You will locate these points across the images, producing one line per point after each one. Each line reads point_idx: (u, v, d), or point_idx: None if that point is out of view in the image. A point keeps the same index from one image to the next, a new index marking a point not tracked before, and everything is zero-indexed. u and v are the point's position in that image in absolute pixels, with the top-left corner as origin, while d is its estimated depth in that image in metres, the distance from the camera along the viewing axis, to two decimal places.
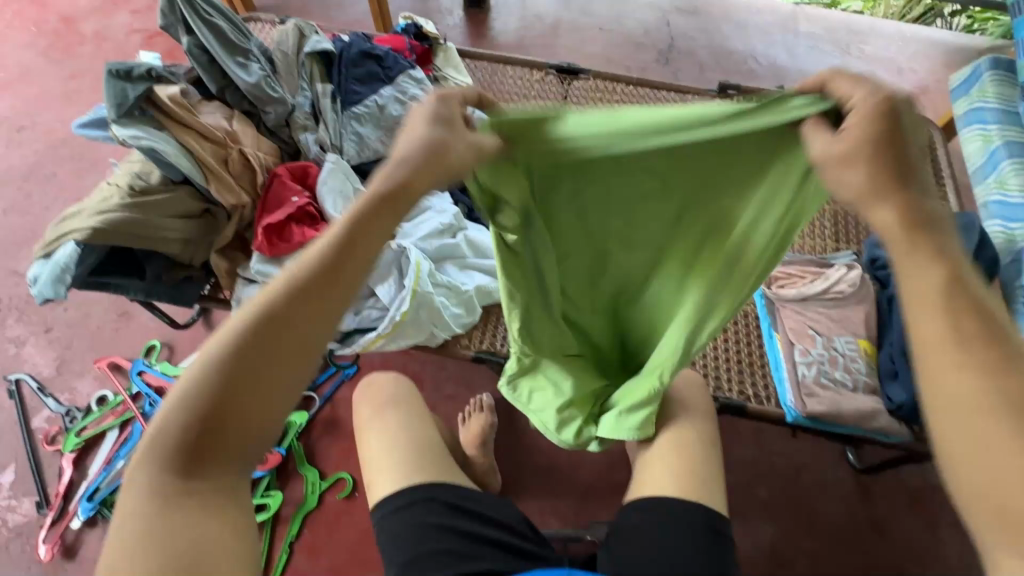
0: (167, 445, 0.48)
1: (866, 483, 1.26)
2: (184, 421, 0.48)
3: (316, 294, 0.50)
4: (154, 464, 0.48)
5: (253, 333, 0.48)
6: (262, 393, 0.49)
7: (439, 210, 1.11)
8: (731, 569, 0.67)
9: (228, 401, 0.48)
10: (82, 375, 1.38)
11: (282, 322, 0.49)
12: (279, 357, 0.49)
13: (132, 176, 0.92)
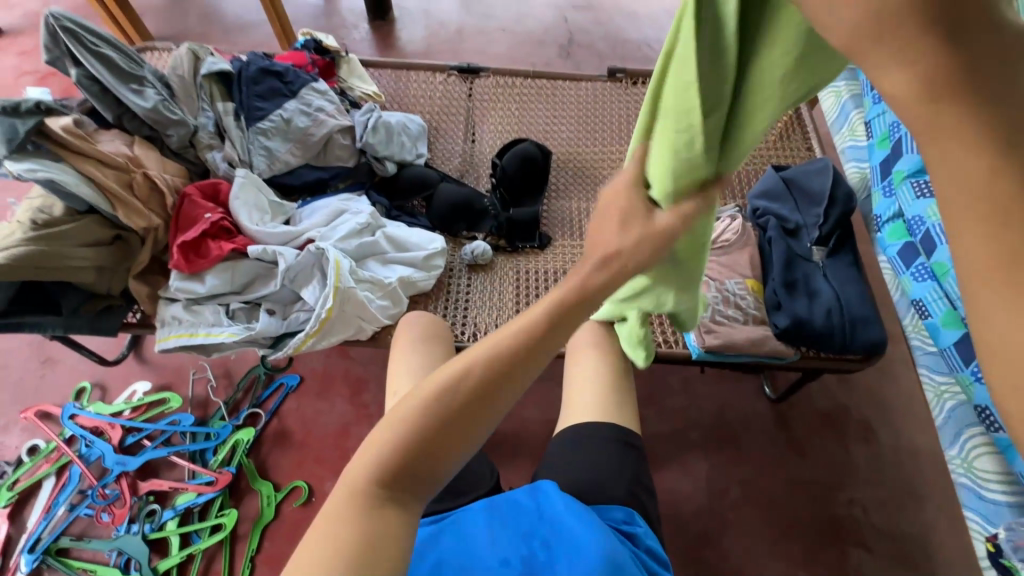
0: (375, 468, 0.51)
1: (782, 411, 1.41)
2: (386, 455, 0.52)
3: (515, 370, 0.53)
4: (363, 480, 0.51)
5: (484, 382, 0.52)
6: (466, 431, 0.53)
7: (355, 212, 1.15)
8: (643, 475, 0.76)
9: (444, 434, 0.52)
10: (8, 428, 1.33)
11: (481, 395, 0.53)
12: (475, 416, 0.53)
13: (33, 211, 0.92)
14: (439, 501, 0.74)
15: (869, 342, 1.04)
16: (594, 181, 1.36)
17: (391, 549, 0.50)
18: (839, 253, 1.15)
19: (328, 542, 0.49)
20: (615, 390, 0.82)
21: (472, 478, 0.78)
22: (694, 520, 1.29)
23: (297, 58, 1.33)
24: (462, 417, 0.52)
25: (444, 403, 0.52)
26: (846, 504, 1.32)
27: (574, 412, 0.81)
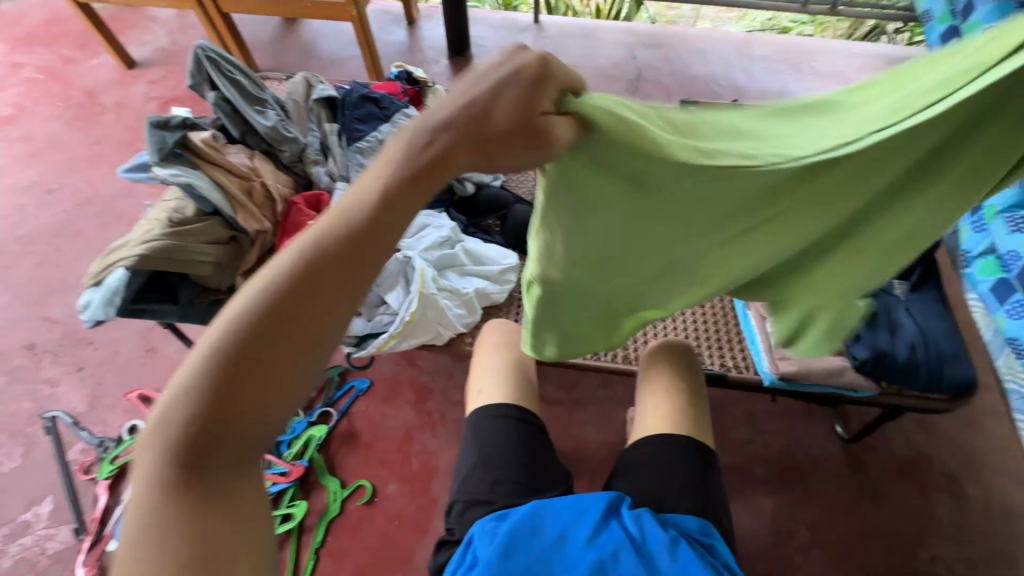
0: (174, 434, 0.40)
1: (855, 454, 1.34)
2: (190, 414, 0.40)
3: (340, 262, 0.43)
4: (162, 453, 0.40)
5: (264, 326, 0.41)
6: (254, 393, 0.41)
7: (437, 226, 1.24)
8: (720, 490, 0.75)
9: (227, 398, 0.40)
10: (114, 408, 1.47)
11: (290, 309, 0.41)
12: (289, 338, 0.41)
13: (170, 211, 1.06)
14: (517, 492, 0.73)
15: (960, 381, 0.99)
16: None
17: (223, 536, 0.40)
18: (923, 289, 1.12)
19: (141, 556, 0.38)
20: (690, 404, 0.83)
21: (551, 478, 0.76)
22: (757, 560, 1.24)
23: (391, 88, 1.46)
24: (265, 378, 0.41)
25: (215, 360, 0.40)
26: (927, 560, 1.22)
27: (652, 420, 0.83)
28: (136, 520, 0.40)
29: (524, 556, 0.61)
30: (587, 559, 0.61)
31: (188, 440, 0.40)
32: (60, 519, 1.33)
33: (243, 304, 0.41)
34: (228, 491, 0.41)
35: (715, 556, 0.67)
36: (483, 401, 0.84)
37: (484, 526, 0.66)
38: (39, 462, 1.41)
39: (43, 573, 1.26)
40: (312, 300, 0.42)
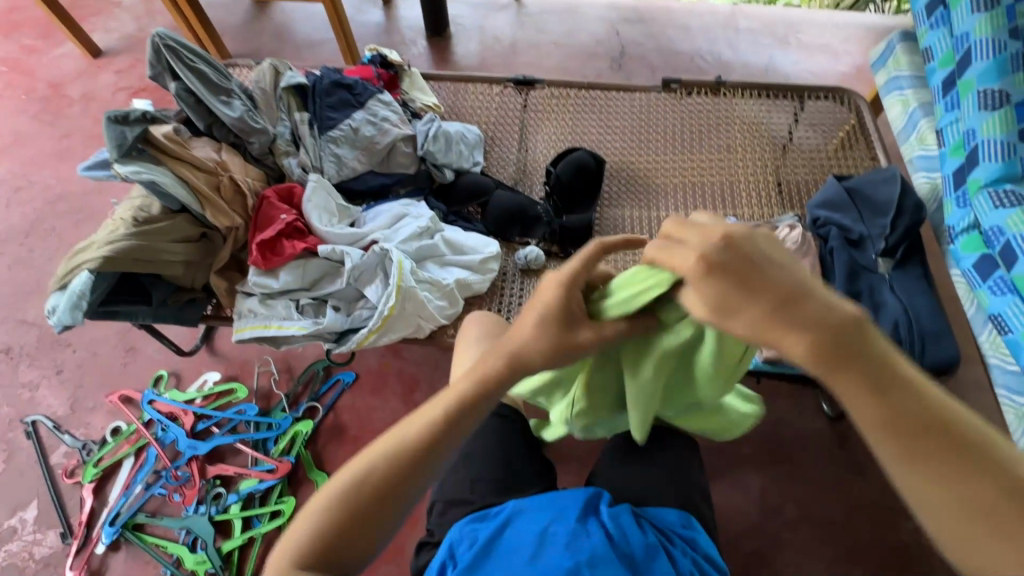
0: (299, 554, 0.55)
1: (841, 430, 1.35)
2: (312, 538, 0.56)
3: (407, 459, 0.59)
4: (286, 567, 0.55)
5: (388, 479, 0.58)
6: (352, 538, 0.57)
7: (415, 216, 1.21)
8: (701, 480, 0.74)
9: (351, 523, 0.57)
10: (95, 410, 1.45)
11: (384, 485, 0.58)
12: (388, 500, 0.58)
13: (135, 210, 1.02)
14: (495, 491, 0.72)
15: (941, 358, 0.99)
16: (647, 190, 1.38)
17: None
18: (907, 266, 1.11)
19: None
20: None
21: (535, 471, 0.76)
22: (746, 538, 1.25)
23: (364, 73, 1.41)
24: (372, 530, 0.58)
25: (339, 501, 0.57)
26: (912, 531, 1.24)
27: None
28: None
29: (498, 559, 0.62)
30: (564, 561, 0.59)
31: (310, 564, 0.55)
32: (46, 524, 1.32)
33: (367, 461, 0.59)
34: None
35: (694, 548, 0.66)
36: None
37: (462, 529, 0.67)
38: (21, 467, 1.39)
39: None
40: (411, 484, 0.59)
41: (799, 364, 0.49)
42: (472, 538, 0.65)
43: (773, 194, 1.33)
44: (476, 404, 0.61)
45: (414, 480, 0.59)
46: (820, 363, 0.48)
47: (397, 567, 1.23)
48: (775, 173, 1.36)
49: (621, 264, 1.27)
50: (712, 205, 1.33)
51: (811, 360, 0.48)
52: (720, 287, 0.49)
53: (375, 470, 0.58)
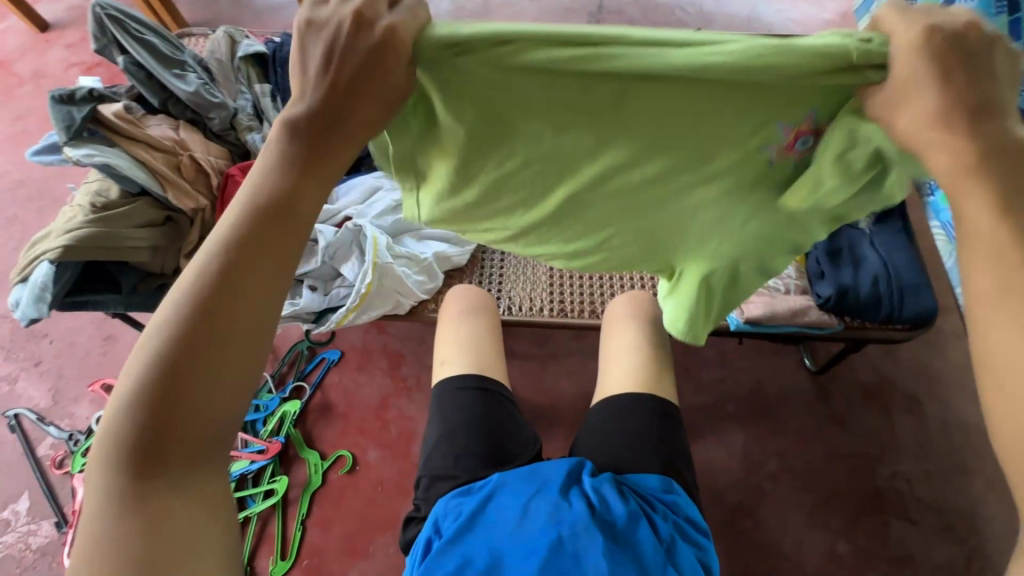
0: (122, 444, 0.42)
1: (823, 384, 1.38)
2: (135, 421, 0.42)
3: (224, 289, 0.44)
4: (111, 465, 0.42)
5: (201, 322, 0.43)
6: (186, 401, 0.42)
7: (389, 188, 1.17)
8: (682, 444, 0.76)
9: (174, 388, 0.42)
10: (79, 401, 1.44)
11: (209, 327, 0.43)
12: (221, 343, 0.43)
13: (92, 195, 0.98)
14: (480, 465, 0.72)
15: (919, 311, 0.99)
16: None
17: (194, 532, 0.44)
18: (887, 220, 1.10)
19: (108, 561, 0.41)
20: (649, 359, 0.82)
21: (518, 444, 0.76)
22: (730, 491, 1.29)
23: None
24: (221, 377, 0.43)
25: (151, 365, 0.42)
26: (889, 476, 1.28)
27: (611, 379, 0.82)
28: (86, 549, 0.41)
29: (484, 533, 0.63)
30: (547, 534, 0.60)
31: (136, 447, 0.42)
32: (40, 514, 1.32)
33: (175, 303, 0.44)
34: (186, 491, 0.43)
35: (676, 512, 0.68)
36: (446, 372, 0.82)
37: (447, 503, 0.68)
38: (9, 461, 1.38)
39: (31, 567, 1.26)
40: (238, 311, 0.44)
41: (934, 177, 0.44)
42: (459, 511, 0.66)
43: None
44: (292, 202, 0.46)
45: (236, 294, 0.44)
46: (972, 174, 0.42)
47: (391, 537, 1.25)
48: None
49: None
50: None
51: (954, 173, 0.43)
52: (931, 70, 0.41)
53: (173, 314, 0.43)
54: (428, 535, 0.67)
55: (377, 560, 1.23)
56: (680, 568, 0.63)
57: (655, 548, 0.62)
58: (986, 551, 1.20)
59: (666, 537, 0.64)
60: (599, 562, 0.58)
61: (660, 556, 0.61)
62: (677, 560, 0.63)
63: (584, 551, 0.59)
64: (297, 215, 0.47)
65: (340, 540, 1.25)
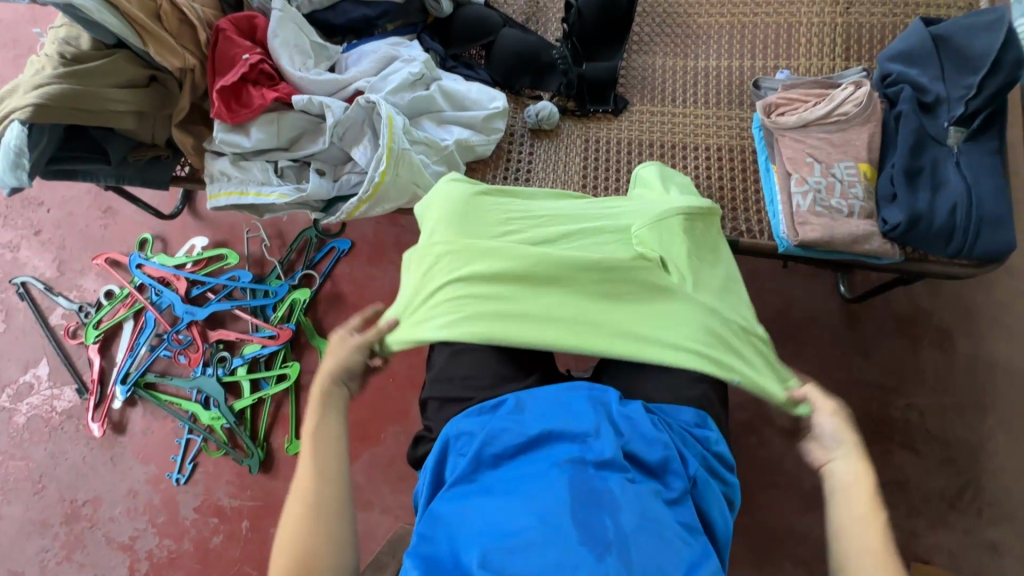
0: (300, 503, 0.62)
1: (854, 312, 1.31)
2: (300, 511, 0.62)
3: (322, 467, 0.65)
4: (297, 510, 0.62)
5: (319, 485, 0.64)
6: (321, 459, 0.66)
7: (407, 59, 1.01)
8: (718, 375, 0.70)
9: (324, 472, 0.65)
10: (85, 274, 1.40)
11: (321, 482, 0.64)
12: (330, 474, 0.65)
13: (59, 43, 0.84)
14: (492, 383, 0.69)
15: (995, 247, 0.89)
16: (685, 33, 1.14)
17: (324, 534, 0.60)
18: (982, 137, 0.94)
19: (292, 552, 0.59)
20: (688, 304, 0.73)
21: (532, 369, 0.72)
22: (741, 409, 1.29)
23: None
24: (324, 520, 0.61)
25: (305, 501, 0.62)
26: (902, 408, 1.27)
27: None
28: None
29: (499, 459, 0.61)
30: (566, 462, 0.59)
31: (309, 495, 0.63)
32: (61, 381, 1.35)
33: (300, 489, 0.64)
34: (317, 489, 0.63)
35: (706, 447, 0.64)
36: None
37: (459, 426, 0.65)
38: (23, 327, 1.38)
39: (60, 428, 1.32)
40: (333, 466, 0.66)
41: None
42: (474, 433, 0.64)
43: (839, 36, 1.08)
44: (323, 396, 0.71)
45: (316, 442, 0.68)
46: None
47: (401, 426, 1.28)
48: (845, 13, 1.08)
49: (647, 126, 1.10)
50: (760, 54, 1.11)
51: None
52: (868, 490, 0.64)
53: (307, 482, 0.64)
54: (442, 455, 0.65)
55: (388, 447, 1.27)
56: (702, 502, 0.61)
57: (680, 479, 0.59)
58: (984, 483, 1.22)
59: (693, 473, 0.61)
60: (623, 489, 0.56)
61: (683, 488, 0.59)
62: (700, 496, 0.61)
63: (605, 477, 0.57)
64: (332, 429, 0.70)
65: (352, 426, 1.29)
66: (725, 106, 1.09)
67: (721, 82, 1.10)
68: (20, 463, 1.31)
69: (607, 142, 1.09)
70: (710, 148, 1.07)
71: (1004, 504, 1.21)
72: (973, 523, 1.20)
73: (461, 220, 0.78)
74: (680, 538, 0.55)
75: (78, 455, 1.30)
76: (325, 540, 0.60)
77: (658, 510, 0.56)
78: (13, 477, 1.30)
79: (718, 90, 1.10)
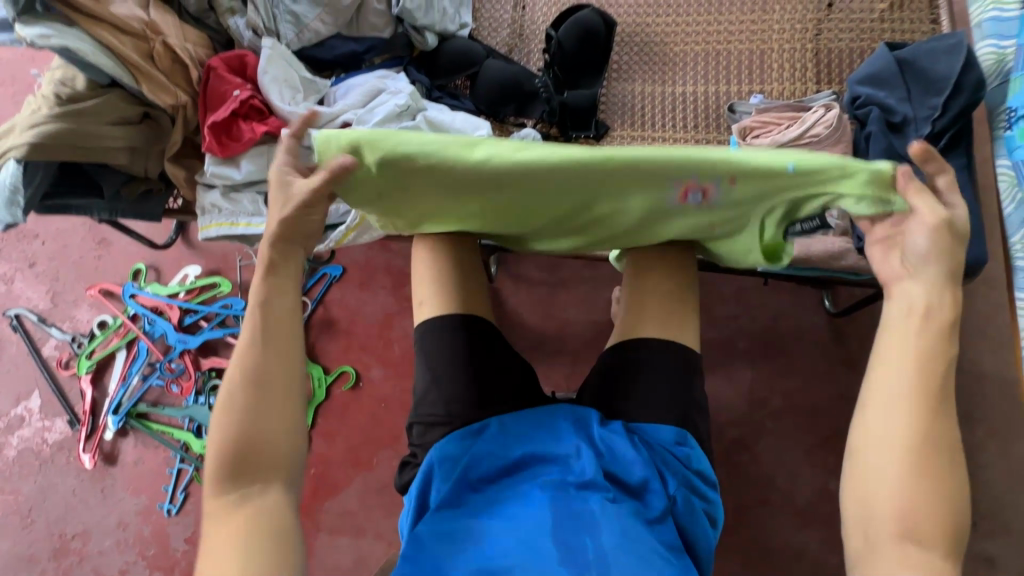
0: (244, 378, 0.59)
1: (840, 326, 1.33)
2: (243, 389, 0.58)
3: (268, 343, 0.60)
4: (241, 392, 0.58)
5: (263, 366, 0.59)
6: (266, 339, 0.60)
7: (393, 92, 1.04)
8: (701, 398, 0.71)
9: (271, 351, 0.60)
10: (78, 304, 1.41)
11: (267, 369, 0.60)
12: (277, 351, 0.61)
13: (55, 83, 0.87)
14: (476, 407, 0.70)
15: (967, 261, 0.91)
16: (663, 60, 1.18)
17: (268, 419, 0.58)
18: (949, 155, 0.98)
19: (237, 428, 0.57)
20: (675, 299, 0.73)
21: (517, 392, 0.73)
22: (732, 426, 1.29)
23: None
24: (275, 406, 0.59)
25: (246, 380, 0.59)
26: None
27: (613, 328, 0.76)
28: (217, 448, 0.57)
29: (482, 482, 0.62)
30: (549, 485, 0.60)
31: (253, 376, 0.59)
32: (52, 412, 1.35)
33: (241, 367, 0.59)
34: (261, 367, 0.59)
35: (688, 466, 0.65)
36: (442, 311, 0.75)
37: (443, 450, 0.66)
38: (16, 359, 1.39)
39: (51, 460, 1.32)
40: (281, 342, 0.61)
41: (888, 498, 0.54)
42: (458, 457, 0.64)
43: (811, 62, 1.13)
44: (278, 261, 0.63)
45: (263, 314, 0.61)
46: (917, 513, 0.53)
47: (394, 450, 1.28)
48: (814, 39, 1.13)
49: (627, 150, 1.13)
50: (736, 79, 1.15)
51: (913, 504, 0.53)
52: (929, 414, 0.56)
53: (249, 360, 0.59)
54: (426, 481, 0.66)
55: (381, 471, 1.27)
56: (683, 522, 0.62)
57: (660, 499, 0.60)
58: (977, 494, 1.22)
59: (673, 492, 0.62)
60: (603, 510, 0.57)
61: (664, 508, 0.60)
62: (681, 516, 0.62)
63: (586, 498, 0.58)
64: (283, 295, 0.63)
65: (346, 452, 1.29)
66: (702, 129, 1.13)
67: (699, 106, 1.14)
68: (10, 496, 1.30)
69: None
70: None
71: (998, 516, 1.20)
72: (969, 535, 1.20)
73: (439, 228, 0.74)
74: (662, 558, 0.55)
75: (68, 488, 1.29)
76: (266, 427, 0.58)
77: (639, 530, 0.56)
78: (2, 512, 1.29)
79: (696, 114, 1.14)
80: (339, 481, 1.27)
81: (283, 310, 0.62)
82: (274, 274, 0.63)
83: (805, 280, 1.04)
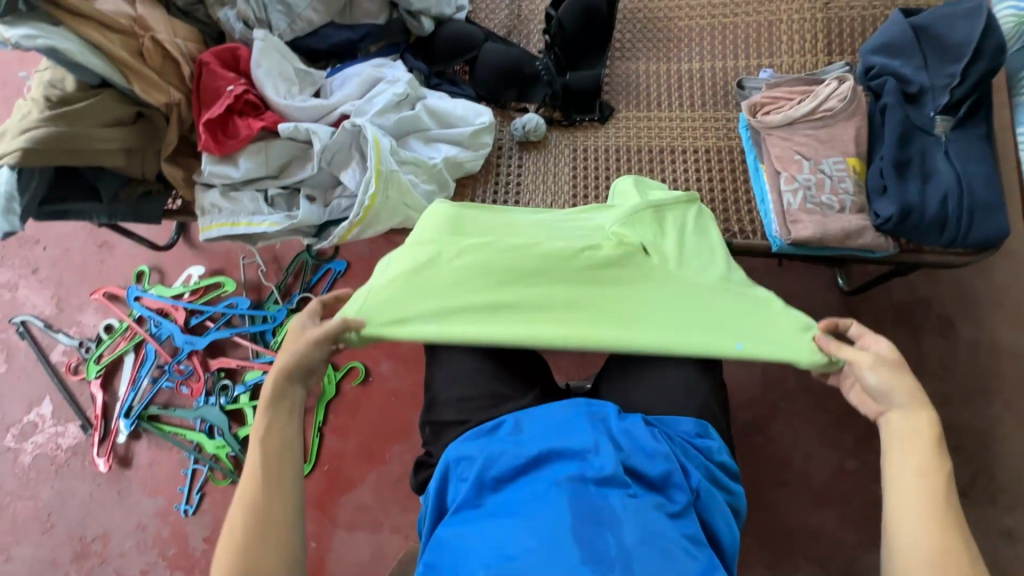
0: (245, 514, 0.55)
1: (853, 304, 1.31)
2: (247, 522, 0.54)
3: (273, 473, 0.57)
4: (243, 524, 0.54)
5: (265, 491, 0.56)
6: (268, 465, 0.58)
7: (391, 80, 1.01)
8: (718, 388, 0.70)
9: (274, 478, 0.57)
10: (84, 309, 1.41)
11: (270, 498, 0.56)
12: (278, 477, 0.57)
13: (45, 86, 0.84)
14: (491, 403, 0.69)
15: (989, 234, 0.89)
16: (667, 37, 1.14)
17: (268, 558, 0.53)
18: (969, 125, 0.94)
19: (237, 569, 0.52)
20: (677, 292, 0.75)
21: (531, 386, 0.72)
22: (746, 409, 1.28)
23: None
24: (274, 540, 0.54)
25: (246, 513, 0.55)
26: None
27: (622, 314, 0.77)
28: None
29: (500, 481, 0.61)
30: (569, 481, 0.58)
31: (255, 503, 0.55)
32: (64, 417, 1.35)
33: (241, 501, 0.56)
34: (264, 496, 0.56)
35: (709, 458, 0.64)
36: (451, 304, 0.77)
37: (458, 450, 0.65)
38: (25, 366, 1.39)
39: (66, 465, 1.32)
40: (282, 469, 0.58)
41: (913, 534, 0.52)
42: (474, 457, 0.63)
43: (822, 34, 1.09)
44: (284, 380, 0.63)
45: (266, 441, 0.60)
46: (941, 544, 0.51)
47: (407, 444, 1.27)
48: (825, 8, 1.09)
49: (633, 132, 1.10)
50: (743, 54, 1.11)
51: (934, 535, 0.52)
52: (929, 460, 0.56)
53: (250, 490, 0.56)
54: (443, 481, 0.65)
55: (394, 466, 1.27)
56: (706, 514, 0.60)
57: (682, 492, 0.59)
58: (996, 469, 1.21)
59: (695, 484, 0.61)
60: (624, 505, 0.56)
61: (686, 501, 0.59)
62: (704, 508, 0.60)
63: (606, 493, 0.57)
64: (289, 415, 0.62)
65: (358, 447, 1.29)
66: (710, 107, 1.09)
67: (706, 84, 1.11)
68: (28, 502, 1.31)
69: (595, 151, 1.09)
70: (699, 150, 1.07)
71: (1017, 490, 1.19)
72: (988, 510, 1.19)
73: (459, 282, 0.74)
74: (686, 552, 0.54)
75: (85, 492, 1.30)
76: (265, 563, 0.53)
77: (662, 524, 0.55)
78: (22, 518, 1.30)
79: (702, 92, 1.10)
80: (352, 477, 1.27)
81: (288, 436, 0.61)
82: (278, 398, 0.62)
83: (819, 260, 1.02)
